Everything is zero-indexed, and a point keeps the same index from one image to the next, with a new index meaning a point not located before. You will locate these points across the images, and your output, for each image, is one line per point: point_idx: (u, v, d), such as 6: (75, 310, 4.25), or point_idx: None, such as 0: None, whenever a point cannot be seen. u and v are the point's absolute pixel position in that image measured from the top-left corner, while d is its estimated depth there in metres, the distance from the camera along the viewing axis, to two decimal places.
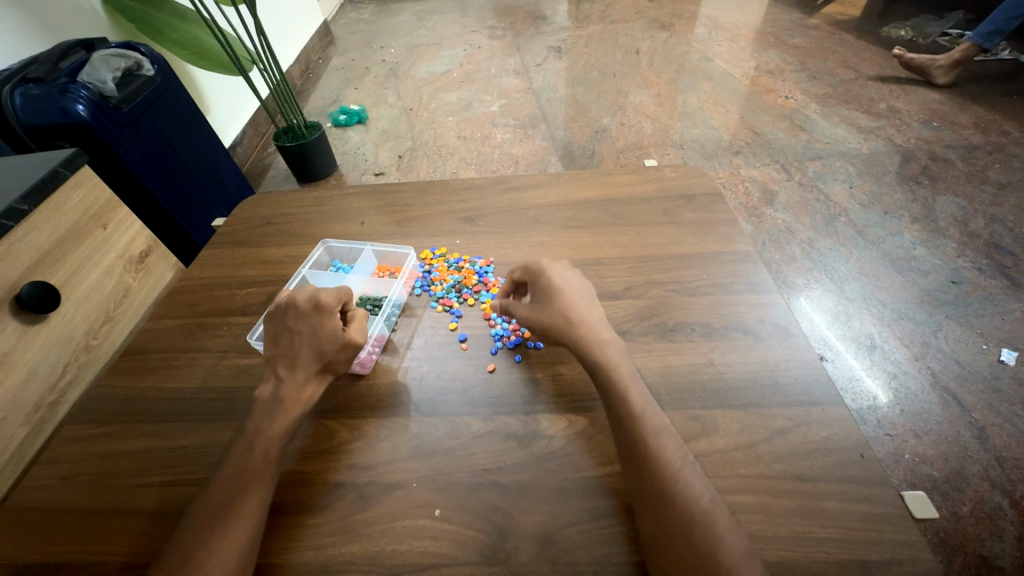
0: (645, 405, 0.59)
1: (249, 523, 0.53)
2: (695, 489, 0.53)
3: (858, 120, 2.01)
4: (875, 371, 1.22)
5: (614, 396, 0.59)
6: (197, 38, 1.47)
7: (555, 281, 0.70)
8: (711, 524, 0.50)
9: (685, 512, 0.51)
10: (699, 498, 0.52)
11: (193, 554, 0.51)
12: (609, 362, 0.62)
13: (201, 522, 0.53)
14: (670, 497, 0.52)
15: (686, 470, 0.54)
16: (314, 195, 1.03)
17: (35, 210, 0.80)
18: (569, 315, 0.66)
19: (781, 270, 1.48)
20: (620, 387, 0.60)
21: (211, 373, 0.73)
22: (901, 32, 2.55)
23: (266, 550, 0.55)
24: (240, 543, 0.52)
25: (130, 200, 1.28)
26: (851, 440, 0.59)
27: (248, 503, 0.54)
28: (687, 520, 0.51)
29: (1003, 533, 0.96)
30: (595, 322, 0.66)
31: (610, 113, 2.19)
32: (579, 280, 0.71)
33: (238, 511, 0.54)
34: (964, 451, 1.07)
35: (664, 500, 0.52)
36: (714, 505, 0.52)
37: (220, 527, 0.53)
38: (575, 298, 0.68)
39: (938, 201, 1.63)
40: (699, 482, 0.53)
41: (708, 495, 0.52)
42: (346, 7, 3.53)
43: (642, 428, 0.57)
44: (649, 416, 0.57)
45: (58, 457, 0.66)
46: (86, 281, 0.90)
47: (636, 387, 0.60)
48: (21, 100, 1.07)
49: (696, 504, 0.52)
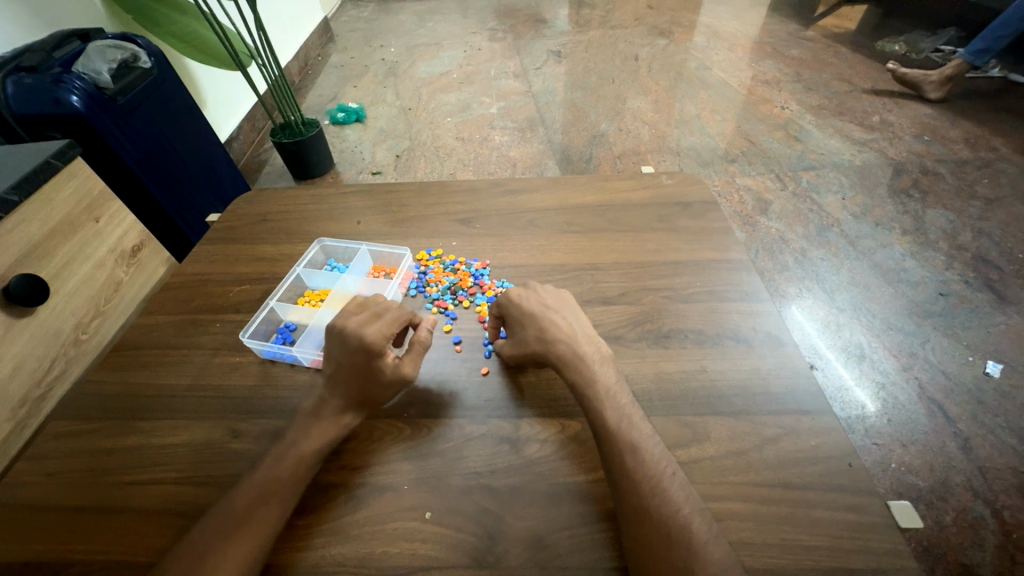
0: (633, 417, 0.59)
1: (249, 527, 0.53)
2: (674, 502, 0.53)
3: (851, 132, 2.04)
4: (864, 380, 1.24)
5: (598, 408, 0.60)
6: (195, 32, 1.46)
7: (537, 301, 0.71)
8: (689, 539, 0.51)
9: (663, 527, 0.51)
10: (677, 512, 0.52)
11: (207, 558, 0.51)
12: (588, 380, 0.63)
13: (213, 531, 0.53)
14: (648, 512, 0.52)
15: (664, 484, 0.54)
16: (311, 193, 1.02)
17: (26, 202, 0.79)
18: (549, 335, 0.67)
19: (773, 278, 1.50)
20: (597, 402, 0.61)
21: (202, 371, 0.72)
22: (895, 47, 2.59)
23: (277, 551, 0.55)
24: (250, 553, 0.52)
25: (124, 193, 1.27)
26: (838, 449, 0.60)
27: (259, 514, 0.54)
28: (665, 535, 0.51)
29: (986, 543, 0.98)
30: (577, 339, 0.67)
31: (608, 119, 2.20)
32: (566, 298, 0.73)
33: (254, 518, 0.53)
34: (948, 461, 1.09)
35: (642, 515, 0.52)
36: (695, 517, 0.52)
37: (233, 536, 0.52)
38: (559, 312, 0.70)
39: (928, 214, 1.66)
40: (680, 494, 0.54)
41: (687, 508, 0.53)
42: (345, 5, 3.52)
43: (628, 438, 0.57)
44: (628, 430, 0.58)
45: (44, 453, 0.65)
46: (77, 275, 0.89)
47: (614, 402, 0.61)
48: (14, 89, 1.05)
49: (674, 519, 0.52)
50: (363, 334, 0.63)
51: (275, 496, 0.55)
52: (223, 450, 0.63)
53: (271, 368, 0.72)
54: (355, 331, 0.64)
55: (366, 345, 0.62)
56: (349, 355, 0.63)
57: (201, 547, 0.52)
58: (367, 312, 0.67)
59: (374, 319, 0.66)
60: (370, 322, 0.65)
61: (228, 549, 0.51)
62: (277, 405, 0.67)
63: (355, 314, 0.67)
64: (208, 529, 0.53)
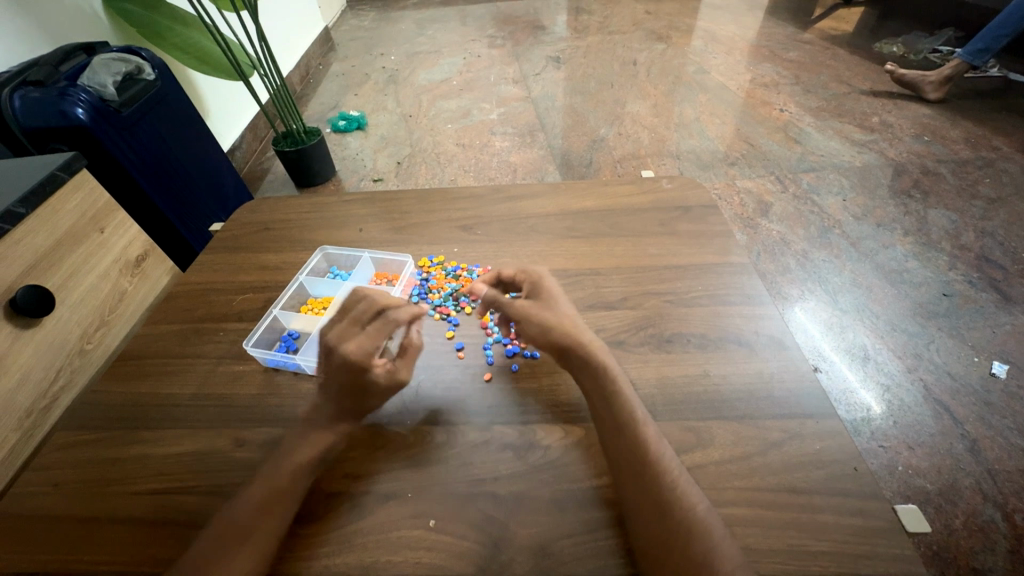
0: (644, 416, 0.59)
1: (251, 539, 0.53)
2: (691, 498, 0.53)
3: (851, 134, 2.04)
4: (869, 382, 1.23)
5: (610, 406, 0.60)
6: (198, 42, 1.48)
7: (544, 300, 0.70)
8: (708, 533, 0.51)
9: (683, 523, 0.52)
10: (694, 507, 0.53)
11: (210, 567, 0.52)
12: (598, 377, 0.62)
13: (217, 539, 0.53)
14: (666, 510, 0.52)
15: (680, 480, 0.55)
16: (313, 201, 1.03)
17: (31, 214, 0.80)
18: (557, 331, 0.65)
19: (776, 280, 1.50)
20: (608, 399, 0.60)
21: (206, 380, 0.72)
22: (893, 48, 2.60)
23: (279, 560, 0.55)
24: (252, 563, 0.52)
25: (128, 203, 1.28)
26: (844, 452, 0.59)
27: (260, 524, 0.54)
28: (685, 530, 0.51)
29: (996, 546, 0.97)
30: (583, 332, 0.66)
31: (608, 123, 2.21)
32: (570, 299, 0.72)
33: (255, 529, 0.54)
34: (957, 463, 1.08)
35: (661, 512, 0.52)
36: (709, 514, 0.53)
37: (237, 546, 0.53)
38: (565, 309, 0.69)
39: (930, 214, 1.65)
40: (693, 490, 0.54)
41: (703, 504, 0.53)
42: (346, 14, 3.55)
43: (640, 437, 0.57)
44: (642, 427, 0.58)
45: (50, 463, 0.65)
46: (82, 286, 0.89)
47: (627, 398, 0.60)
48: (20, 102, 1.07)
49: (693, 514, 0.52)
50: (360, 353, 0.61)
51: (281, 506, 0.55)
52: (225, 460, 0.63)
53: (274, 377, 0.72)
54: (359, 346, 0.62)
55: (352, 360, 0.62)
56: (327, 362, 0.63)
57: (202, 557, 0.52)
58: (350, 321, 0.65)
59: (359, 328, 0.65)
60: (353, 332, 0.65)
61: (231, 560, 0.52)
62: (280, 413, 0.68)
63: (342, 324, 0.66)
64: (209, 541, 0.54)
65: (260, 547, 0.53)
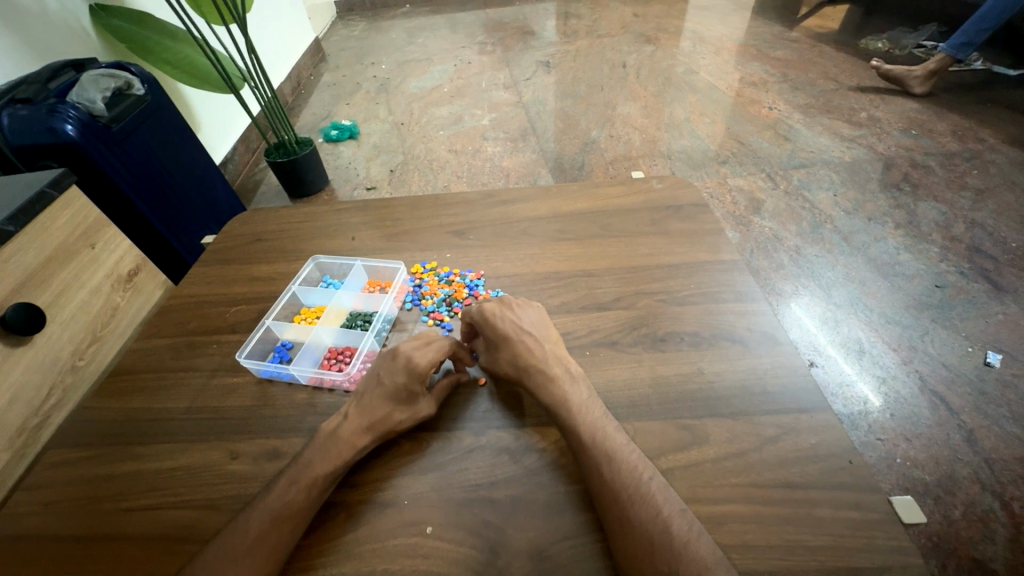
0: (610, 426, 0.60)
1: (235, 552, 0.52)
2: (654, 505, 0.53)
3: (840, 129, 2.05)
4: (865, 375, 1.24)
5: (575, 418, 0.60)
6: (188, 57, 1.48)
7: (511, 322, 0.70)
8: (671, 541, 0.51)
9: (645, 534, 0.51)
10: (658, 514, 0.52)
11: None
12: (560, 399, 0.62)
13: (202, 563, 0.52)
14: (627, 520, 0.52)
15: (643, 488, 0.54)
16: (305, 211, 1.03)
17: (21, 232, 0.80)
18: (523, 360, 0.66)
19: (769, 277, 1.50)
20: (569, 417, 0.60)
21: (200, 392, 0.72)
22: (878, 44, 2.63)
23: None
24: None
25: (120, 219, 1.28)
26: (838, 446, 0.59)
27: (242, 532, 0.54)
28: (648, 540, 0.51)
29: (996, 536, 0.97)
30: (552, 341, 0.69)
31: (599, 126, 2.22)
32: (541, 317, 0.72)
33: (260, 545, 0.53)
34: (954, 454, 1.08)
35: (626, 525, 0.52)
36: (675, 517, 0.52)
37: (220, 559, 0.52)
38: (532, 319, 0.71)
39: (920, 207, 1.67)
40: (659, 496, 0.54)
41: (667, 510, 0.53)
42: (336, 25, 3.56)
43: (605, 449, 0.57)
44: (603, 440, 0.58)
45: (43, 482, 0.64)
46: (73, 302, 0.89)
47: (587, 415, 0.60)
48: (10, 120, 1.07)
49: (655, 523, 0.52)
50: (411, 355, 0.65)
51: (279, 517, 0.55)
52: (221, 473, 0.63)
53: (269, 388, 0.72)
54: (404, 351, 0.66)
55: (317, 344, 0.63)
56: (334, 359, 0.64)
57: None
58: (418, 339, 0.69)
59: (425, 346, 0.68)
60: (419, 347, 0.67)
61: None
62: (276, 425, 0.67)
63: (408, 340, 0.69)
64: (196, 564, 0.52)
65: (255, 568, 0.52)
